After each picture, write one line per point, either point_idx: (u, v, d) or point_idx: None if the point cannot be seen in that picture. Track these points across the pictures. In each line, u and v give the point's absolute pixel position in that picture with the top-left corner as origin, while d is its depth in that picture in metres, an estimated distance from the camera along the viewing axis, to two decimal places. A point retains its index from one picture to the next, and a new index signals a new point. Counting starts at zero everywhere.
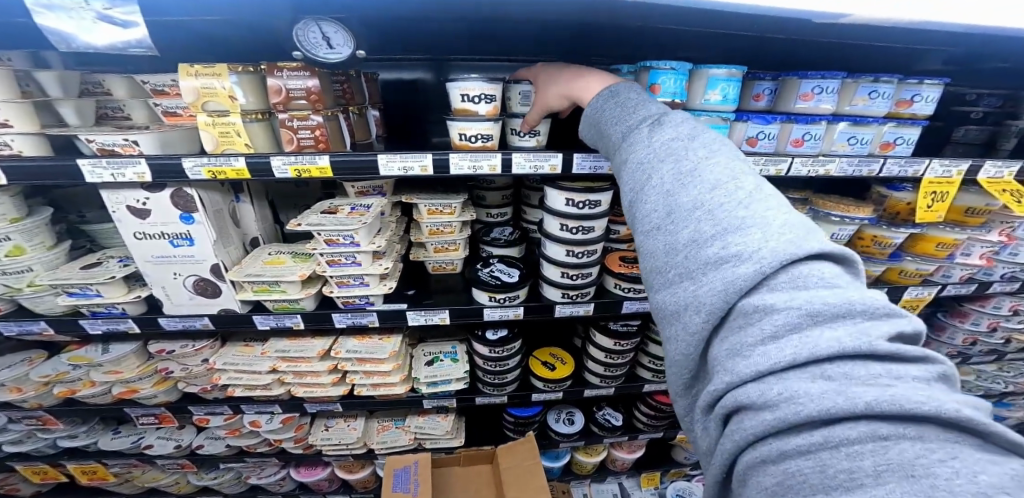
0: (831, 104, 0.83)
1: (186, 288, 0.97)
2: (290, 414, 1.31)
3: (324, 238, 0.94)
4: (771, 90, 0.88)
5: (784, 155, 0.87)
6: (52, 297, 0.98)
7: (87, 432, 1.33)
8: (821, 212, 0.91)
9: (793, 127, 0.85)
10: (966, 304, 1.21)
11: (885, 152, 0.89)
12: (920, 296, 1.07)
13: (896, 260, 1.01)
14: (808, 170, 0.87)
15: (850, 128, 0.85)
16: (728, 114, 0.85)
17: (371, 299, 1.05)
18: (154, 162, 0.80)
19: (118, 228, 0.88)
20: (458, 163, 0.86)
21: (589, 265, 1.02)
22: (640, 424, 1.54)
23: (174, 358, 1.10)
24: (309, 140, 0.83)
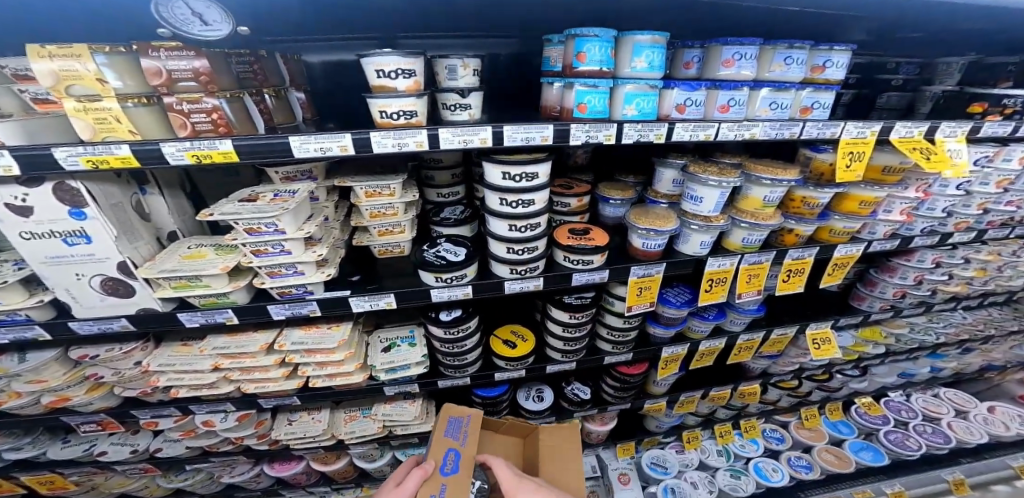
0: (750, 70, 0.84)
1: (94, 289, 0.88)
2: (246, 411, 1.26)
3: (244, 227, 0.89)
4: (700, 57, 0.90)
5: (711, 120, 0.86)
6: None
7: (33, 443, 1.28)
8: (753, 176, 0.90)
9: (718, 93, 0.86)
10: (893, 260, 1.27)
11: (806, 117, 0.92)
12: (850, 253, 1.11)
13: (825, 219, 1.03)
14: (735, 135, 0.87)
15: (770, 94, 0.87)
16: (655, 81, 0.83)
17: (310, 288, 1.02)
18: (20, 153, 0.69)
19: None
20: (380, 141, 0.82)
21: (535, 238, 1.01)
22: (608, 396, 1.59)
23: (102, 362, 1.04)
24: (205, 125, 0.75)
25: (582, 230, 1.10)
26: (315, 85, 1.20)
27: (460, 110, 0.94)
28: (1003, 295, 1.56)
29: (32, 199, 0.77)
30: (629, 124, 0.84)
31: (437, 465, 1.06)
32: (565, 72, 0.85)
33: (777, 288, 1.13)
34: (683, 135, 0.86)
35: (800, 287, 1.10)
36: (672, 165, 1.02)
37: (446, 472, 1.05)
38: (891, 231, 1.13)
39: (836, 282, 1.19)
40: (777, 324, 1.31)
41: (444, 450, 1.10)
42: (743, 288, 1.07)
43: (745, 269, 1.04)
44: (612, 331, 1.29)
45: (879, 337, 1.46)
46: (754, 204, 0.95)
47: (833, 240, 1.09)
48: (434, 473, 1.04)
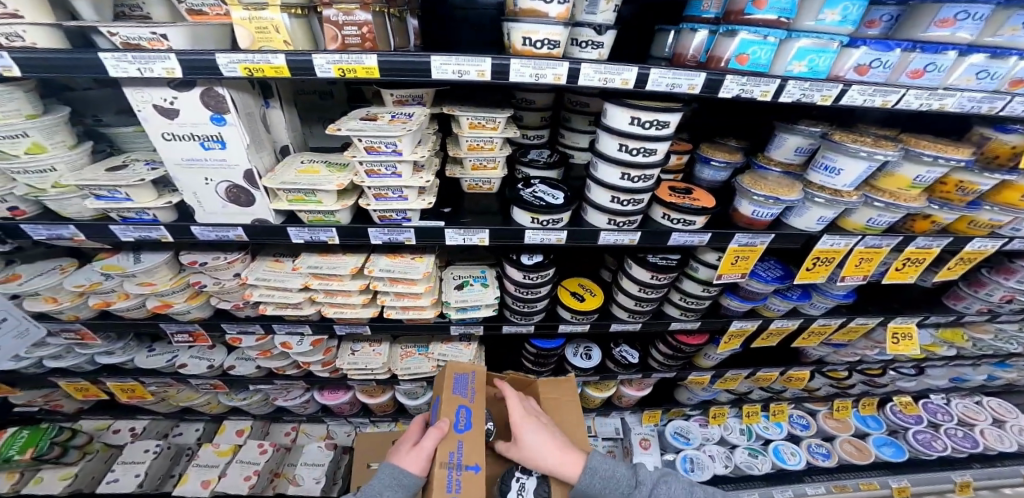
0: (970, 32, 0.75)
1: (218, 195, 0.95)
2: (320, 336, 1.30)
3: (364, 145, 0.89)
4: (891, 16, 0.83)
5: (897, 86, 0.81)
6: (79, 200, 0.95)
7: (124, 348, 1.35)
8: (913, 152, 0.85)
9: (915, 57, 0.79)
10: (1018, 260, 1.19)
11: (1013, 90, 0.84)
12: (982, 248, 1.07)
13: (977, 208, 0.98)
14: (920, 104, 0.83)
15: (982, 61, 0.79)
16: (843, 38, 0.76)
17: (409, 214, 1.02)
18: (183, 57, 0.76)
19: (146, 128, 0.86)
20: (519, 69, 0.78)
21: (645, 190, 0.98)
22: (655, 364, 1.59)
23: (207, 270, 1.08)
24: (355, 39, 0.78)
25: (685, 190, 1.07)
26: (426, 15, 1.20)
27: (591, 48, 0.89)
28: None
29: (179, 102, 0.83)
30: (795, 81, 0.79)
31: (450, 423, 1.03)
32: (728, 17, 0.77)
33: (885, 277, 1.15)
34: (857, 98, 0.81)
35: (913, 276, 1.12)
36: (801, 133, 0.96)
37: (461, 429, 1.03)
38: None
39: (950, 278, 1.20)
40: (859, 313, 1.29)
41: (456, 407, 1.07)
42: (851, 270, 1.07)
43: (859, 250, 1.02)
44: (684, 298, 1.27)
45: (961, 339, 1.47)
46: (899, 184, 0.91)
47: (970, 232, 1.05)
48: (449, 432, 1.02)
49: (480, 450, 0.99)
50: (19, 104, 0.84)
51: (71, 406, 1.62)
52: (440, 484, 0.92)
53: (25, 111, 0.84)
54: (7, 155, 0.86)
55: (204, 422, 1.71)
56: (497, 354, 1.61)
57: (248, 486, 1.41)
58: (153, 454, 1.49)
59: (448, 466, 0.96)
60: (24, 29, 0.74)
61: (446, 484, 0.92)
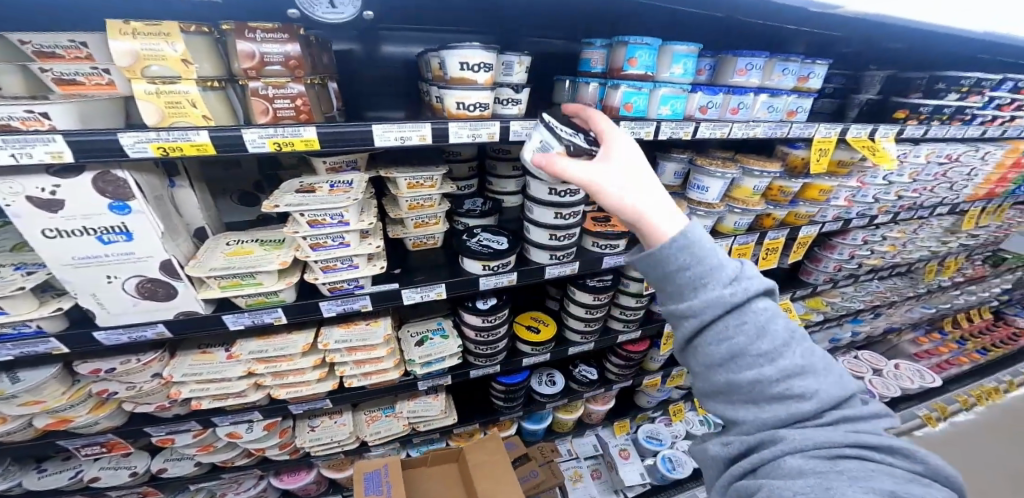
0: (757, 78, 1.10)
1: (127, 292, 0.82)
2: (274, 418, 1.12)
3: (307, 219, 0.86)
4: (712, 65, 1.12)
5: (726, 121, 1.13)
6: None
7: (2, 473, 1.02)
8: (747, 169, 1.17)
9: (732, 98, 1.12)
10: (835, 239, 1.76)
11: (792, 118, 1.22)
12: (808, 233, 1.54)
13: (794, 205, 1.43)
14: (744, 133, 1.15)
15: (768, 99, 1.15)
16: (686, 86, 1.03)
17: (361, 282, 0.99)
18: (73, 138, 0.67)
19: (18, 227, 0.73)
20: (457, 132, 0.85)
21: (575, 225, 1.12)
22: (613, 375, 1.71)
23: (116, 377, 0.91)
24: (288, 111, 0.76)
25: (605, 218, 1.23)
26: (345, 76, 1.21)
27: (511, 104, 0.99)
28: (888, 269, 2.12)
29: (62, 192, 0.72)
30: (667, 122, 1.04)
31: None
32: (612, 73, 1.00)
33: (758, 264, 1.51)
34: (707, 132, 1.11)
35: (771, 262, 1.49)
36: (675, 160, 1.18)
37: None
38: (837, 214, 1.58)
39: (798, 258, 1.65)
40: None
41: None
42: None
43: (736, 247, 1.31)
44: (624, 311, 1.45)
45: (822, 304, 2.03)
46: (745, 193, 1.23)
47: (798, 222, 1.49)
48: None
49: None
50: None
51: None
52: None
53: None
54: None
55: None
56: (466, 400, 1.58)
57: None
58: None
59: None
60: None
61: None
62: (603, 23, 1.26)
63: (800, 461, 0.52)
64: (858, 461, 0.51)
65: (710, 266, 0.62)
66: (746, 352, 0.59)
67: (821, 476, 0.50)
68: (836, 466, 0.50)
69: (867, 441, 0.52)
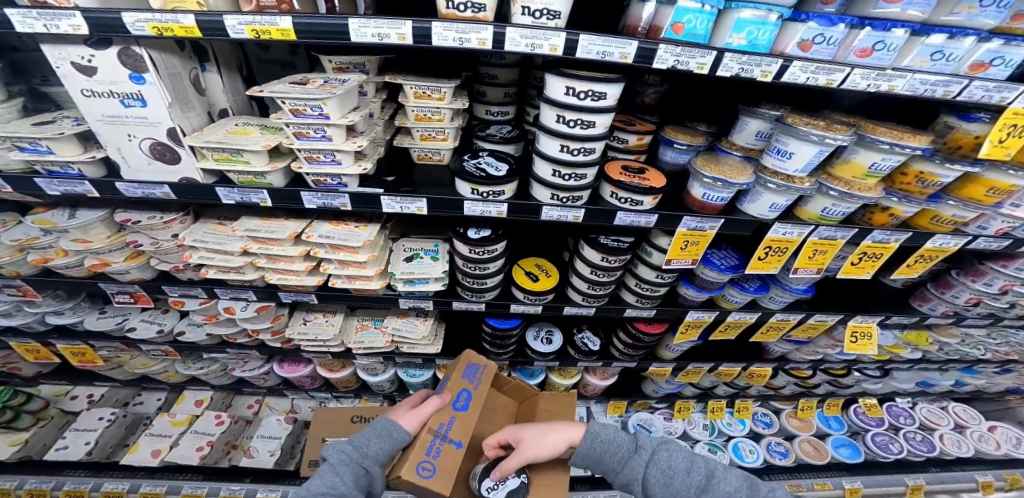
0: (921, 9, 0.74)
1: (143, 152, 0.90)
2: (266, 302, 1.24)
3: (289, 108, 0.83)
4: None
5: (843, 64, 0.80)
6: (5, 151, 0.92)
7: (74, 310, 1.34)
8: (867, 138, 0.83)
9: (863, 34, 0.78)
10: (988, 263, 1.27)
11: (975, 74, 0.82)
12: (945, 246, 1.11)
13: (937, 201, 1.00)
14: (868, 84, 0.81)
15: (939, 42, 0.77)
16: (783, 9, 0.75)
17: (345, 180, 0.96)
18: (89, 15, 0.71)
19: (66, 87, 0.82)
20: (442, 33, 0.74)
21: (586, 164, 0.94)
22: (616, 352, 1.57)
23: (142, 229, 1.05)
24: (270, 1, 0.73)
25: (637, 170, 1.01)
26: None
27: (546, 18, 0.76)
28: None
29: (95, 60, 0.78)
30: (732, 54, 0.78)
31: (450, 398, 1.07)
32: None
33: (840, 270, 1.20)
34: (799, 76, 0.81)
35: (868, 273, 1.17)
36: (760, 116, 0.93)
37: (458, 408, 1.06)
38: (1005, 230, 1.10)
39: (911, 276, 1.26)
40: (819, 310, 1.33)
41: (459, 388, 1.10)
42: (804, 262, 1.07)
43: (813, 241, 1.02)
44: (641, 284, 1.24)
45: (926, 342, 1.59)
46: (855, 172, 0.90)
47: (934, 227, 1.09)
48: (447, 405, 1.06)
49: (468, 431, 1.04)
50: None
51: (28, 370, 1.62)
52: (420, 447, 0.97)
53: None
54: None
55: (166, 392, 1.72)
56: (460, 337, 1.56)
57: (200, 456, 1.44)
58: (107, 422, 1.52)
59: (434, 433, 1.00)
60: None
61: (427, 449, 0.97)
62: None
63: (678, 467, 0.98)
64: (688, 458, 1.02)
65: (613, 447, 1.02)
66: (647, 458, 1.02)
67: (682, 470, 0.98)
68: None
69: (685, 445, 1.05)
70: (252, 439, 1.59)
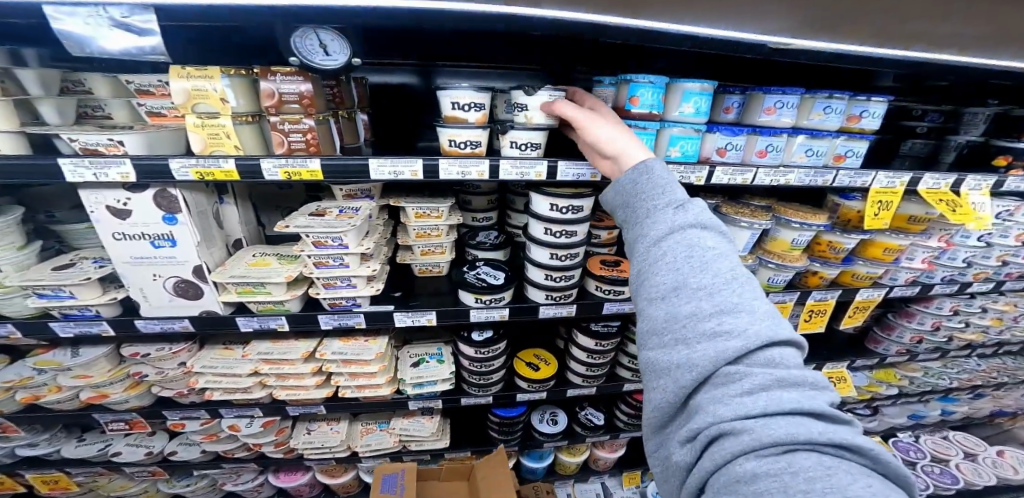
0: (790, 117, 1.00)
1: (166, 290, 0.97)
2: (272, 417, 1.22)
3: (312, 240, 0.95)
4: (739, 103, 1.05)
5: (750, 166, 1.05)
6: (21, 298, 0.96)
7: (49, 440, 1.25)
8: (783, 219, 1.09)
9: (757, 139, 1.03)
10: (913, 305, 1.48)
11: (839, 163, 1.09)
12: (870, 297, 1.32)
13: (851, 263, 1.24)
14: (771, 179, 1.06)
15: (806, 141, 1.04)
16: (699, 125, 0.98)
17: (358, 301, 1.05)
18: (137, 162, 0.82)
19: (97, 229, 0.89)
20: (447, 168, 0.90)
21: (573, 266, 1.06)
22: (621, 423, 1.53)
23: (150, 361, 1.06)
24: (300, 144, 0.87)
25: (614, 262, 1.15)
26: (377, 109, 1.23)
27: (530, 149, 0.92)
28: (993, 347, 1.73)
29: (132, 203, 0.87)
30: (672, 166, 1.00)
31: None
32: (616, 113, 0.99)
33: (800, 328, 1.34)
34: (723, 177, 1.05)
35: (822, 326, 1.31)
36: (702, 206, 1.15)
37: None
38: (912, 278, 1.33)
39: (856, 324, 1.40)
40: None
41: None
42: None
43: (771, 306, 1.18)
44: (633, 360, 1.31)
45: (895, 378, 1.71)
46: (782, 246, 1.14)
47: (857, 283, 1.30)
48: None
49: None
50: None
51: None
52: None
53: None
54: None
55: None
56: (468, 423, 1.54)
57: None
58: None
59: None
60: None
61: None
62: (636, 58, 1.21)
63: (755, 463, 0.43)
64: (818, 455, 0.43)
65: (661, 191, 0.68)
66: (687, 282, 0.58)
67: (775, 480, 0.42)
68: (791, 466, 0.43)
69: (812, 406, 0.46)
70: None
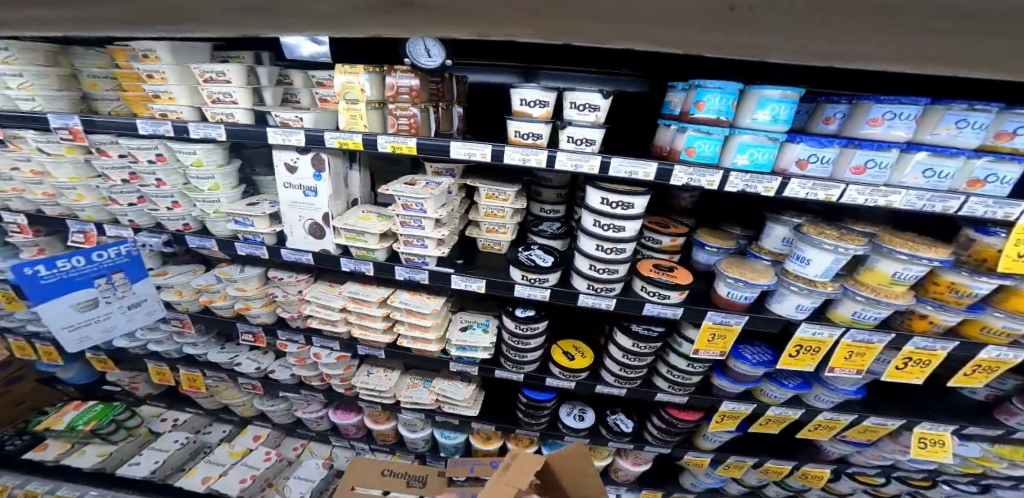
0: (904, 131, 0.87)
1: (305, 229, 1.30)
2: (345, 352, 1.48)
3: (402, 203, 1.16)
4: (844, 113, 0.96)
5: (839, 181, 0.93)
6: (225, 223, 1.37)
7: (204, 343, 1.68)
8: (886, 248, 0.89)
9: (855, 153, 0.91)
10: None
11: (974, 189, 0.90)
12: (1004, 357, 1.03)
13: (978, 312, 0.97)
14: (865, 199, 0.92)
15: (927, 159, 0.89)
16: (777, 135, 0.93)
17: (427, 259, 1.24)
18: (308, 133, 1.14)
19: (276, 178, 1.26)
20: (511, 155, 1.03)
21: (618, 261, 1.07)
22: (650, 436, 1.38)
23: (282, 284, 1.41)
24: (406, 127, 1.11)
25: (668, 267, 1.10)
26: (473, 102, 1.42)
27: (584, 145, 1.01)
28: None
29: (299, 162, 1.21)
30: (737, 174, 0.95)
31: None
32: (682, 118, 0.99)
33: (885, 373, 1.12)
34: (799, 191, 0.95)
35: (919, 378, 1.09)
36: (785, 223, 1.03)
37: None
38: None
39: (975, 385, 1.12)
40: (878, 413, 1.20)
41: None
42: (840, 363, 1.04)
43: (847, 343, 1.00)
44: (674, 372, 1.19)
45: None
46: (879, 279, 0.93)
47: (985, 338, 1.01)
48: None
49: None
50: (217, 156, 1.29)
51: (144, 390, 1.99)
52: None
53: (217, 161, 1.29)
54: (200, 189, 1.32)
55: (231, 425, 1.97)
56: (499, 397, 1.58)
57: (239, 488, 1.59)
58: (178, 444, 1.76)
59: None
60: (236, 111, 1.18)
61: None
62: (755, 69, 1.17)
63: None
64: None
65: None
66: None
67: None
68: None
69: None
70: (286, 479, 1.72)
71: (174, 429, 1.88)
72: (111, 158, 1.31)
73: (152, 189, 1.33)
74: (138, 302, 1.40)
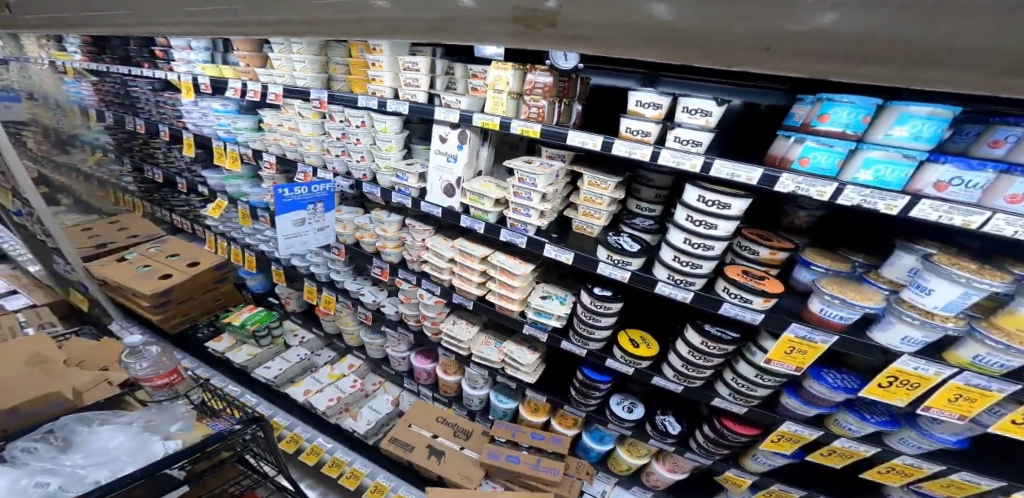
0: None
1: (441, 190, 1.58)
2: (442, 299, 1.72)
3: (518, 176, 1.36)
4: (1017, 136, 0.83)
5: (986, 208, 0.84)
6: (389, 176, 1.75)
7: (344, 273, 2.11)
8: None
9: (1015, 180, 0.82)
10: None
11: None
12: None
13: None
14: (1017, 231, 0.82)
15: None
16: (916, 153, 0.88)
17: (529, 227, 1.42)
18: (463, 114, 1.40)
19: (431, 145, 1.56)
20: (619, 147, 1.16)
21: (706, 258, 1.11)
22: (694, 444, 1.40)
23: (413, 231, 1.71)
24: (535, 114, 1.31)
25: (758, 276, 1.09)
26: (591, 102, 1.59)
27: (690, 145, 1.09)
28: None
29: (449, 136, 1.50)
30: (854, 187, 0.94)
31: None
32: (802, 128, 1.01)
33: (993, 424, 0.93)
34: (929, 212, 0.88)
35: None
36: (917, 253, 0.93)
37: None
38: None
39: None
40: (974, 469, 1.03)
41: None
42: (940, 403, 0.93)
43: (956, 386, 0.89)
44: (740, 382, 1.19)
45: None
46: (1020, 324, 0.79)
47: None
48: None
49: None
50: (393, 125, 1.67)
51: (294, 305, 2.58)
52: None
53: (393, 128, 1.67)
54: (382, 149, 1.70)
55: (333, 353, 2.38)
56: (557, 369, 1.70)
57: (327, 405, 1.93)
58: (296, 359, 2.23)
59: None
60: (416, 93, 1.54)
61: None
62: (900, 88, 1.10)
63: None
64: None
65: None
66: None
67: None
68: None
69: None
70: (361, 408, 2.01)
71: (300, 345, 2.37)
72: (336, 123, 1.85)
73: (352, 145, 1.81)
74: (325, 226, 1.79)
